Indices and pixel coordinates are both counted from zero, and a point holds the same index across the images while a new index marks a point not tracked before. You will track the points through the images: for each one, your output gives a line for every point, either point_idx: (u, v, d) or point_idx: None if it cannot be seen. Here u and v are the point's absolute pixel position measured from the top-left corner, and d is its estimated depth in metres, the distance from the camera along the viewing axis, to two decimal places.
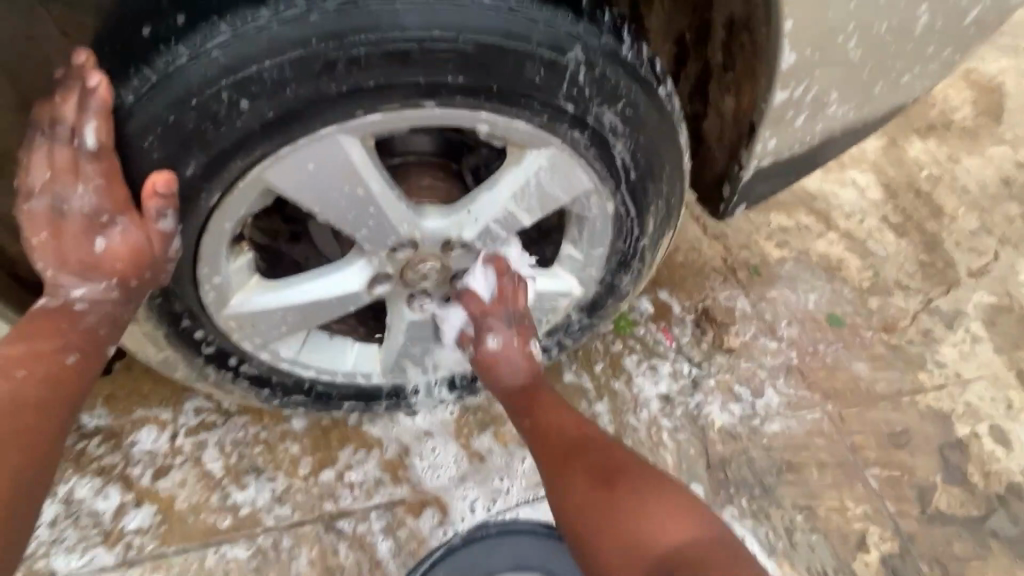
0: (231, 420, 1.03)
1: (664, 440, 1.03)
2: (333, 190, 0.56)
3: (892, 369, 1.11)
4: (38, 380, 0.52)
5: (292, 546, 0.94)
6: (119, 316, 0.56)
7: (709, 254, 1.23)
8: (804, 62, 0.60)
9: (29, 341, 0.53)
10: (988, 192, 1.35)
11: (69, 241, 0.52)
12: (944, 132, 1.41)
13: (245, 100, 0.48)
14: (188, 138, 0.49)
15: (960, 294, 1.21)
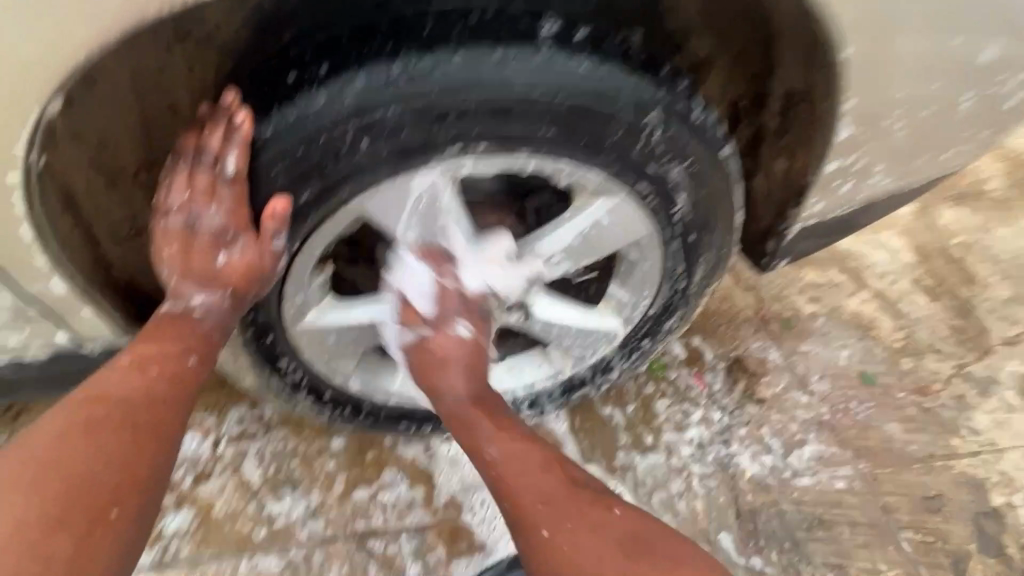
0: (272, 432, 1.07)
1: (693, 485, 1.03)
2: (418, 223, 0.62)
3: (925, 432, 1.11)
4: (165, 378, 0.60)
5: (323, 562, 0.95)
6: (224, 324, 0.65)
7: (742, 304, 1.26)
8: (857, 136, 0.65)
9: (160, 341, 0.62)
10: (1021, 262, 1.36)
11: (199, 256, 0.63)
12: (977, 201, 1.45)
13: (364, 140, 0.55)
14: (309, 170, 0.56)
15: (993, 361, 1.21)
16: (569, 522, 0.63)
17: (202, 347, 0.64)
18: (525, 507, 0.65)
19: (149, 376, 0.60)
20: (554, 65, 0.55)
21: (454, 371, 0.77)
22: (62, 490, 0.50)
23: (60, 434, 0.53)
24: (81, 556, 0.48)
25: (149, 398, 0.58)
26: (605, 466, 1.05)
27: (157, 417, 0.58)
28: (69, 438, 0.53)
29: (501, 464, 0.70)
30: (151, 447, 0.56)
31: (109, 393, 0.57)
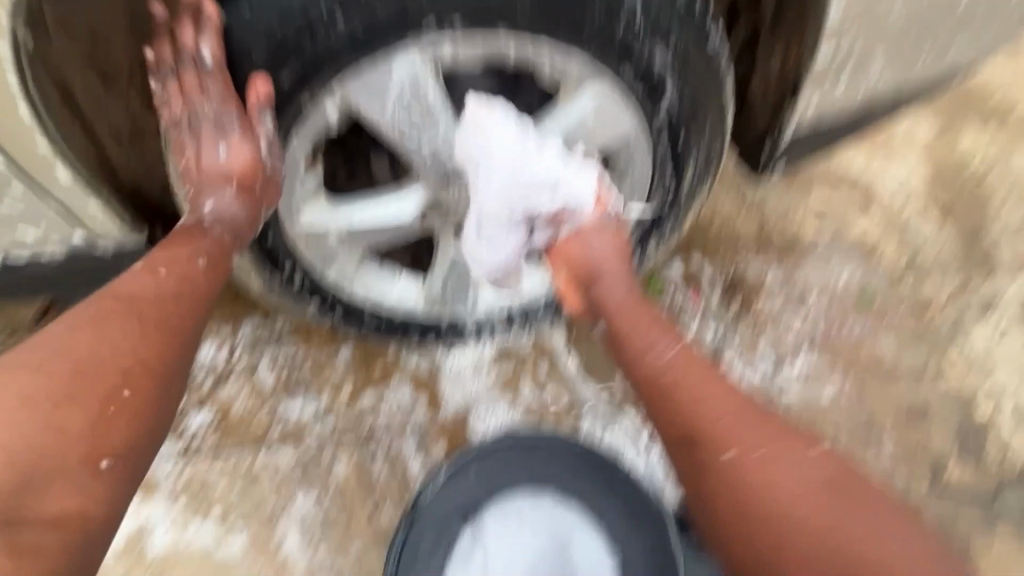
0: (281, 340, 1.13)
1: None
2: (402, 109, 0.66)
3: (918, 347, 1.12)
4: (175, 279, 0.65)
5: (335, 454, 1.03)
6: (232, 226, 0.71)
7: (745, 224, 1.24)
8: (846, 19, 0.65)
9: (172, 248, 0.67)
10: None
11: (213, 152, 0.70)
12: (1007, 118, 1.36)
13: (338, 14, 0.56)
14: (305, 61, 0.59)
15: (998, 281, 1.20)
16: (770, 462, 0.64)
17: (209, 258, 0.69)
18: (704, 427, 0.67)
19: (160, 277, 0.64)
20: None
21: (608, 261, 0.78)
22: (80, 373, 0.56)
23: (78, 322, 0.59)
24: (96, 426, 0.56)
25: (159, 296, 0.63)
26: (598, 375, 1.09)
27: (165, 314, 0.63)
28: (79, 327, 0.58)
29: (668, 373, 0.72)
30: (160, 342, 0.62)
31: (123, 290, 0.62)
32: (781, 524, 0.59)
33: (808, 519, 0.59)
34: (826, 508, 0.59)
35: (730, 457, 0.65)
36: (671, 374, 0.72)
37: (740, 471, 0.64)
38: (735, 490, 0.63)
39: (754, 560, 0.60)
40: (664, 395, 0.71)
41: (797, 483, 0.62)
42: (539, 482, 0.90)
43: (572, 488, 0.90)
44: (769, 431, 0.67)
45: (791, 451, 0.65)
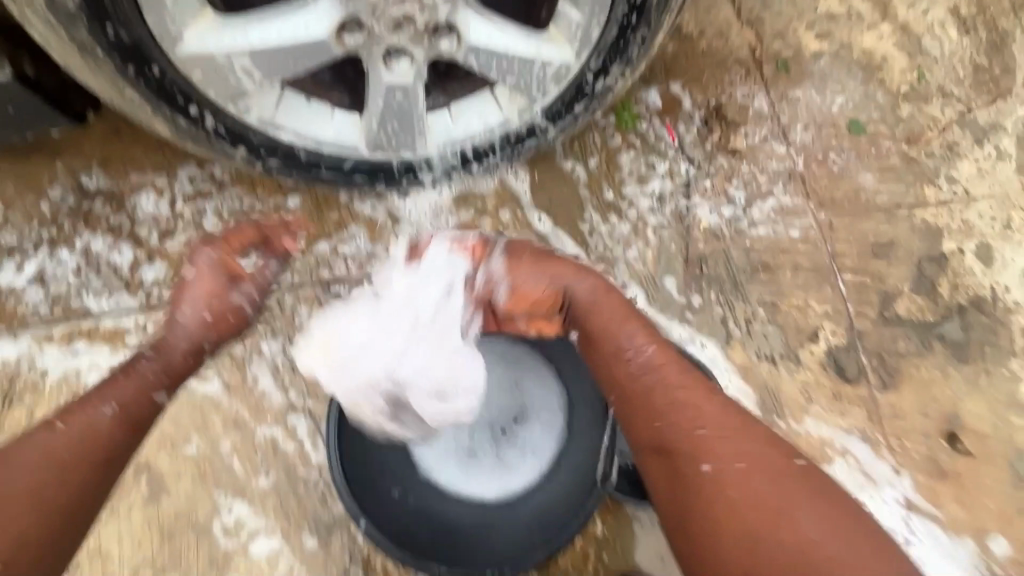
0: (225, 190, 1.06)
1: (645, 232, 1.04)
2: None
3: (899, 182, 1.06)
4: (115, 423, 0.76)
5: (294, 304, 1.03)
6: (221, 314, 0.91)
7: (736, 43, 1.09)
8: None
9: (103, 394, 0.77)
10: None
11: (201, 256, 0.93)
12: None
13: None
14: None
15: (1006, 106, 1.09)
16: (744, 465, 0.66)
17: (166, 386, 0.84)
18: (683, 440, 0.69)
19: (95, 416, 0.74)
20: None
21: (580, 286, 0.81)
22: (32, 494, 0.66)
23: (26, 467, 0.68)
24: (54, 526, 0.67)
25: (99, 436, 0.73)
26: (561, 218, 1.05)
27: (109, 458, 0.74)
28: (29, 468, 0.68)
29: (646, 381, 0.74)
30: (101, 467, 0.73)
31: (63, 441, 0.71)
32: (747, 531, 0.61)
33: (786, 527, 0.60)
34: (801, 517, 0.61)
35: (705, 469, 0.66)
36: (653, 376, 0.74)
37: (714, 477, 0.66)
38: (704, 492, 0.65)
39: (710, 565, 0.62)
40: (649, 406, 0.72)
41: (767, 482, 0.64)
42: (490, 329, 0.90)
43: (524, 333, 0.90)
44: (740, 429, 0.69)
45: (764, 456, 0.67)
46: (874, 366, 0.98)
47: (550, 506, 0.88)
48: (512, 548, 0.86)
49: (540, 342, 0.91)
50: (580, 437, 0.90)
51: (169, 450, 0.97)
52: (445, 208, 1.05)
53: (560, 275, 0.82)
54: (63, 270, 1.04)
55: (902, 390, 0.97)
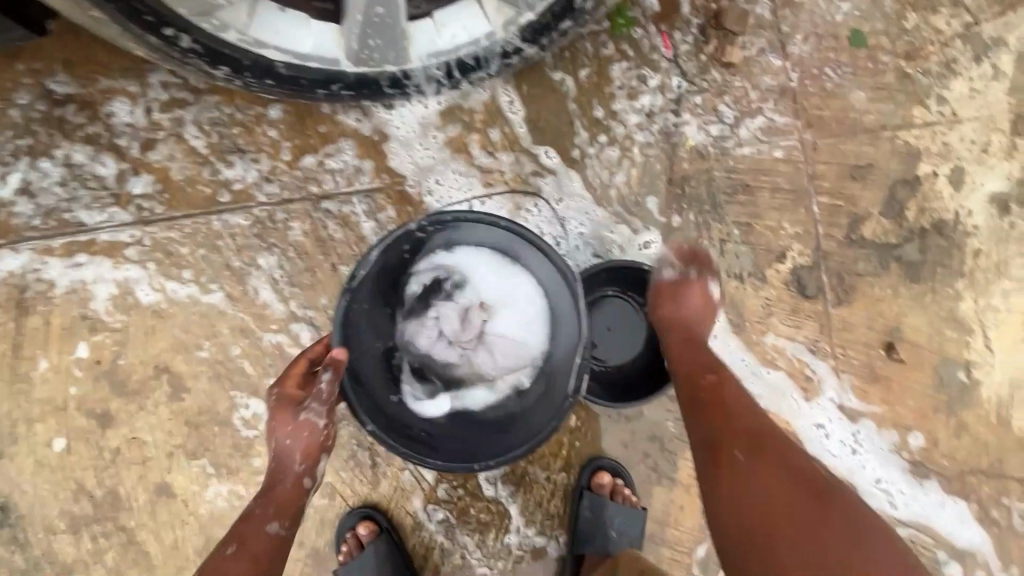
0: (204, 99, 1.03)
1: (632, 150, 1.05)
2: None
3: (890, 101, 1.05)
4: (253, 549, 0.78)
5: (286, 219, 1.05)
6: (283, 460, 0.82)
7: None
8: None
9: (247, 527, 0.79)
10: None
11: (276, 425, 0.83)
12: None
13: None
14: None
15: (1013, 19, 1.05)
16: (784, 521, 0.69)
17: (281, 515, 0.81)
18: (742, 521, 0.71)
19: (239, 550, 0.77)
20: None
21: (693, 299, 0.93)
22: None
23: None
24: None
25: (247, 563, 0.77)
26: (548, 135, 1.04)
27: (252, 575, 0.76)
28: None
29: (708, 484, 0.76)
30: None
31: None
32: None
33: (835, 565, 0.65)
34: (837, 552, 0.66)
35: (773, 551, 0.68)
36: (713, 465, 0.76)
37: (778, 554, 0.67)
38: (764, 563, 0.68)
39: None
40: (715, 497, 0.74)
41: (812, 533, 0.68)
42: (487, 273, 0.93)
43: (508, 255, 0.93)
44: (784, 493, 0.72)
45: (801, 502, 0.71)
46: (832, 285, 1.06)
47: (531, 395, 0.92)
48: (496, 433, 0.91)
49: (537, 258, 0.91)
50: (567, 336, 0.92)
51: (183, 354, 1.06)
52: (434, 122, 1.04)
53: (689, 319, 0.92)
54: (47, 180, 1.03)
55: (853, 305, 1.06)
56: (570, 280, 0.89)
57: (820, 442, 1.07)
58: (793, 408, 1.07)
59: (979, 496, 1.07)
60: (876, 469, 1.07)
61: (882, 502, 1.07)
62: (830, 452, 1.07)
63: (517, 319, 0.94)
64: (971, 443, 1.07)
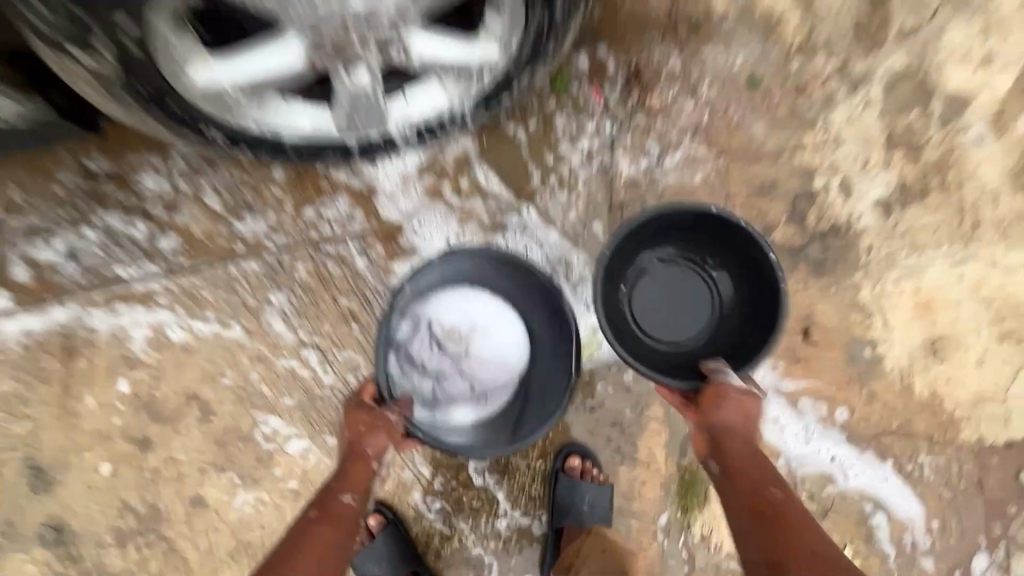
0: (218, 167, 1.24)
1: (577, 184, 1.26)
2: None
3: (785, 129, 1.28)
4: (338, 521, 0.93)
5: (292, 262, 1.25)
6: (358, 447, 0.99)
7: (654, 7, 1.25)
8: None
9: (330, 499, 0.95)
10: None
11: (351, 422, 1.01)
12: None
13: None
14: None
15: (878, 56, 1.28)
16: None
17: (352, 489, 0.97)
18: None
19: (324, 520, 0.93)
20: None
21: (727, 407, 0.97)
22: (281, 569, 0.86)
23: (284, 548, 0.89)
24: None
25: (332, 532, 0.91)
26: (507, 177, 1.26)
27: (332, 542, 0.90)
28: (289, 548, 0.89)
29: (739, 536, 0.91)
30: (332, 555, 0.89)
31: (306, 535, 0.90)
32: None
33: None
34: None
35: None
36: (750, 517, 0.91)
37: None
38: None
39: None
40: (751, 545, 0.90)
41: None
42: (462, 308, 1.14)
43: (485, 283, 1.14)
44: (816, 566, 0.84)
45: None
46: None
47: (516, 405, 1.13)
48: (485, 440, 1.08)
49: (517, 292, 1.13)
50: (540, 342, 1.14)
51: (210, 382, 1.24)
52: (412, 175, 1.25)
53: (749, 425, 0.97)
54: (88, 243, 1.23)
55: None
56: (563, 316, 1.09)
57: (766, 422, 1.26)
58: None
59: (893, 453, 1.27)
60: (829, 449, 1.26)
61: (835, 475, 1.26)
62: (788, 442, 1.26)
63: (503, 340, 1.14)
64: (881, 408, 1.27)
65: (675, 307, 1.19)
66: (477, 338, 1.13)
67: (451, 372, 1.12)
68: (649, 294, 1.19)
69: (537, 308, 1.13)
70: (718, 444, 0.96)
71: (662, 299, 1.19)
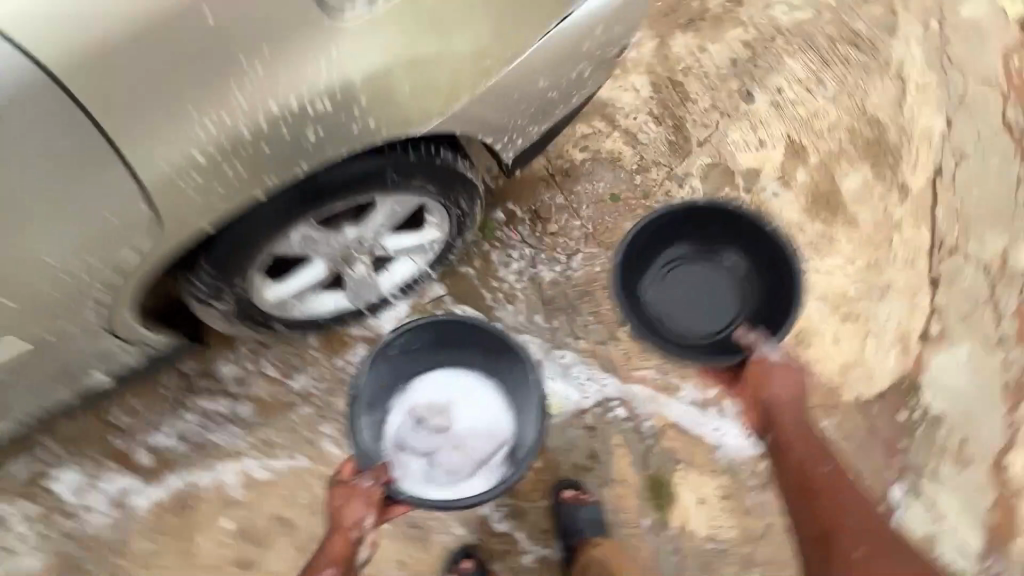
0: (271, 346, 1.73)
1: (518, 293, 1.81)
2: (288, 244, 1.24)
3: (646, 221, 1.88)
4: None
5: (334, 399, 1.73)
6: (340, 520, 1.26)
7: (538, 168, 1.90)
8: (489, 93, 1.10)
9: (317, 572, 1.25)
10: (719, 76, 2.03)
11: (335, 503, 1.29)
12: (698, 29, 2.06)
13: (256, 241, 1.15)
14: (223, 257, 1.14)
15: (690, 160, 1.94)
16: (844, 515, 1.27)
17: (335, 563, 1.26)
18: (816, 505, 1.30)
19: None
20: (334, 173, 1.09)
21: (778, 379, 1.48)
22: None
23: None
24: None
25: None
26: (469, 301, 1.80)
27: None
28: None
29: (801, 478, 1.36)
30: None
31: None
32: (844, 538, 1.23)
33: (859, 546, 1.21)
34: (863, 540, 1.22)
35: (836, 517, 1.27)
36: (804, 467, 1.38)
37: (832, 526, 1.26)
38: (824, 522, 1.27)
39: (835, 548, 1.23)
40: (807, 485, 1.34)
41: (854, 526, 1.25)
42: (440, 392, 1.48)
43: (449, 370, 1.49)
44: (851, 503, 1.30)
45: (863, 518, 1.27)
46: None
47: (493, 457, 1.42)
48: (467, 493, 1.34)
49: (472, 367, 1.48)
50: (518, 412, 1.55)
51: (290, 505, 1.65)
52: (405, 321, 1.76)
53: (795, 395, 1.48)
54: (188, 423, 1.70)
55: None
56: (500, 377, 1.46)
57: (717, 433, 1.68)
58: (700, 421, 1.70)
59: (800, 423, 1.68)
60: None
61: None
62: (730, 437, 1.68)
63: (481, 405, 1.47)
64: None
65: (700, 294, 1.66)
66: (454, 411, 1.47)
67: (441, 449, 1.43)
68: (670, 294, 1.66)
69: (494, 376, 1.47)
70: (771, 417, 1.46)
71: (685, 296, 1.65)
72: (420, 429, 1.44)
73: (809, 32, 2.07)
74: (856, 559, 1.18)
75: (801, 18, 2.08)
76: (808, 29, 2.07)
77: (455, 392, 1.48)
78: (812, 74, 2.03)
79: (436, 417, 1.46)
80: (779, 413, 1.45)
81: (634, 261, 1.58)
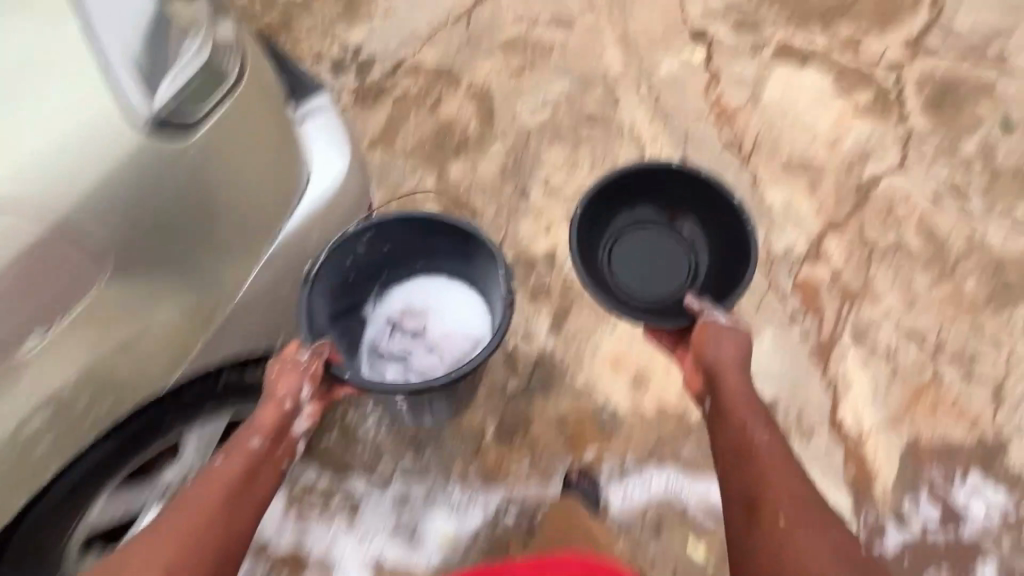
0: None
1: (380, 444, 1.89)
2: (102, 514, 1.36)
3: None
4: (237, 470, 1.30)
5: None
6: (274, 390, 1.38)
7: None
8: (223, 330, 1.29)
9: (239, 448, 1.34)
10: (495, 184, 2.36)
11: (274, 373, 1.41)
12: (466, 155, 2.44)
13: (55, 529, 1.26)
14: (25, 546, 1.24)
15: None
16: (804, 524, 1.25)
17: (262, 435, 1.36)
18: (764, 498, 1.31)
19: (236, 470, 1.30)
20: (103, 448, 1.23)
21: (715, 344, 1.55)
22: (192, 518, 1.20)
23: (194, 504, 1.22)
24: (209, 538, 1.18)
25: (232, 481, 1.28)
26: (338, 470, 1.86)
27: (246, 487, 1.29)
28: (191, 498, 1.23)
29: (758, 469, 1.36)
30: (238, 498, 1.26)
31: (206, 492, 1.24)
32: (788, 544, 1.23)
33: (803, 556, 1.20)
34: (808, 549, 1.21)
35: (782, 519, 1.26)
36: (757, 465, 1.37)
37: (779, 531, 1.25)
38: (767, 527, 1.27)
39: (771, 553, 1.23)
40: (759, 476, 1.34)
41: (812, 541, 1.22)
42: (422, 307, 1.70)
43: (427, 296, 1.70)
44: (815, 516, 1.27)
45: (823, 531, 1.24)
46: (516, 423, 1.89)
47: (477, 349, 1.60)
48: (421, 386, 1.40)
49: (449, 279, 1.71)
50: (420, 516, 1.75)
51: None
52: (284, 516, 1.81)
53: (732, 362, 1.52)
54: None
55: (533, 424, 1.89)
56: (472, 275, 1.66)
57: (627, 496, 1.80)
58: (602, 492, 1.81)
59: (663, 460, 1.84)
60: (660, 478, 1.82)
61: (673, 495, 1.80)
62: (632, 495, 1.80)
63: (454, 304, 1.69)
64: (636, 439, 1.86)
65: (655, 261, 1.96)
66: (433, 316, 1.69)
67: (419, 350, 1.63)
68: (631, 266, 1.95)
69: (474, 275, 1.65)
70: (711, 376, 1.52)
71: (642, 261, 1.95)
72: (400, 336, 1.65)
73: (555, 126, 2.48)
74: (785, 529, 1.24)
75: (545, 117, 2.50)
76: (553, 123, 2.48)
77: (431, 300, 1.71)
78: (568, 158, 2.40)
79: (422, 320, 1.68)
80: (716, 368, 1.52)
81: (590, 226, 1.87)
